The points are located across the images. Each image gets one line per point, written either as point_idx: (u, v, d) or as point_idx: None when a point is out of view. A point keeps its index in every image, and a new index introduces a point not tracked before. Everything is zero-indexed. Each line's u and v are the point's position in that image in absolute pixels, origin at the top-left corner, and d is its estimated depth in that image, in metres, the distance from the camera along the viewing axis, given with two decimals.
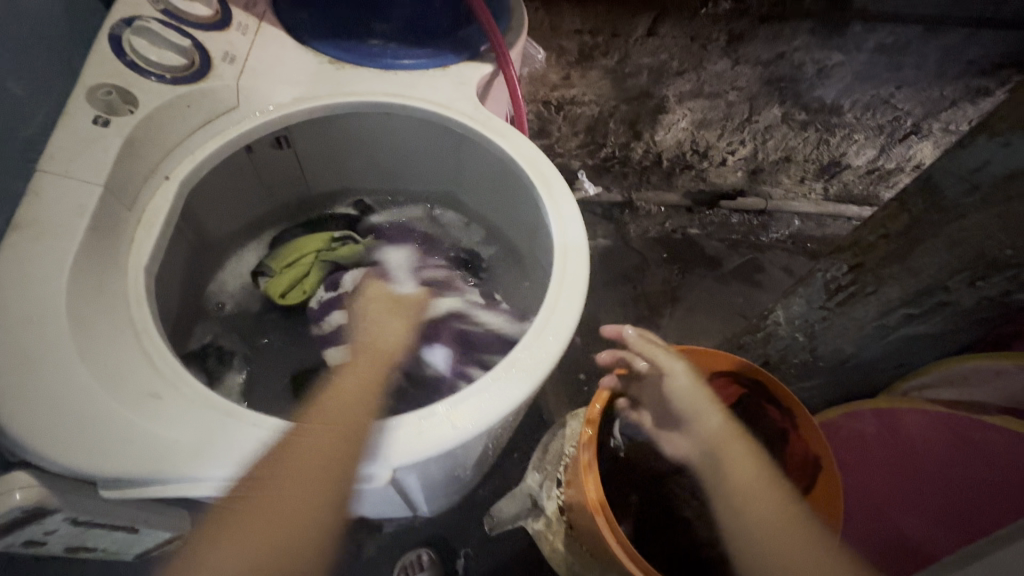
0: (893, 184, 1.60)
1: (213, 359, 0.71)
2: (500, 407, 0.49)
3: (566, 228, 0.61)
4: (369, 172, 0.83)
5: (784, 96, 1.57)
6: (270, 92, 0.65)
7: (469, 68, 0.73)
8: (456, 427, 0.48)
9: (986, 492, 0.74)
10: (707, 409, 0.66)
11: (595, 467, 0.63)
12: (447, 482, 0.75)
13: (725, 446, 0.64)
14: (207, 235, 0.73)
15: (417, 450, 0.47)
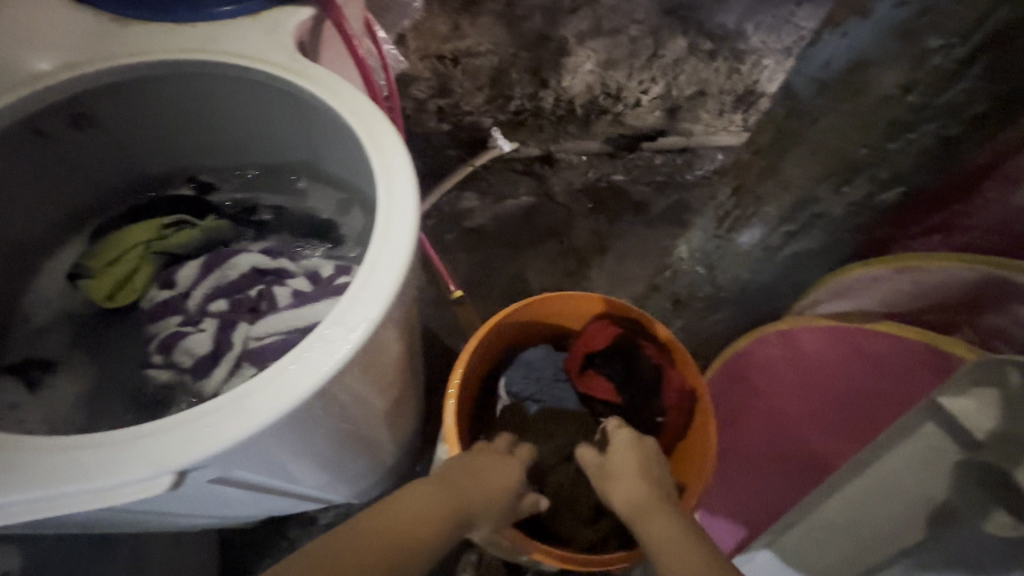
0: (756, 102, 1.43)
1: (36, 372, 0.63)
2: (303, 384, 0.43)
3: (393, 186, 0.54)
4: (207, 147, 0.74)
5: (686, 27, 1.51)
6: (32, 58, 0.57)
7: (285, 13, 0.65)
8: (249, 416, 0.42)
9: (862, 418, 0.73)
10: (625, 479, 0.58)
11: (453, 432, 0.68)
12: (326, 462, 0.70)
13: (643, 515, 0.53)
14: (11, 235, 0.65)
15: (202, 444, 0.40)
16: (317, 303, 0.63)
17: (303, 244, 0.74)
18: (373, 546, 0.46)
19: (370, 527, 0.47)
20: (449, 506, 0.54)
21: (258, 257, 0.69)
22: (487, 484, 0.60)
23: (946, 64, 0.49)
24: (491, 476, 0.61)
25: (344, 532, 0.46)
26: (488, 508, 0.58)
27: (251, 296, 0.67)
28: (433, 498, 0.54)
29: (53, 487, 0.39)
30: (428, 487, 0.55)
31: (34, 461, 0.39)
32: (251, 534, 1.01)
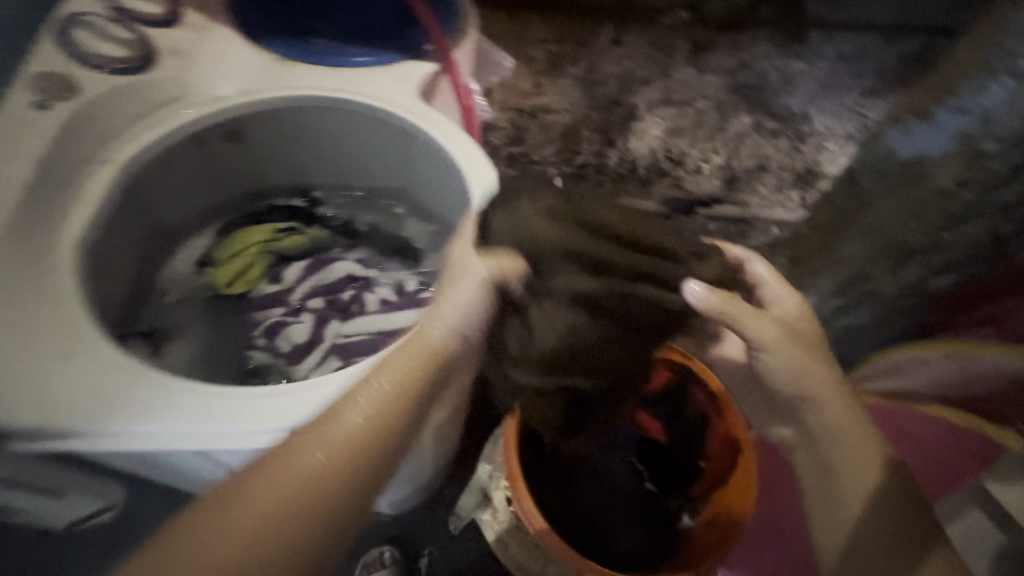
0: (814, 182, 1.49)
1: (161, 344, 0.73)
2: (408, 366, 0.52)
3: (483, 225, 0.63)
4: (325, 167, 0.84)
5: (752, 105, 1.55)
6: (213, 83, 0.67)
7: (412, 66, 0.77)
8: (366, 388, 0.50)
9: None
10: (814, 369, 0.58)
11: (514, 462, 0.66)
12: None
13: (856, 450, 0.57)
14: (158, 222, 0.76)
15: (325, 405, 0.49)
16: (402, 311, 0.76)
17: (391, 262, 0.85)
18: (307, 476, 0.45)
19: (299, 461, 0.45)
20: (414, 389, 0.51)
21: (352, 265, 0.81)
22: (449, 305, 0.55)
23: (1001, 167, 0.54)
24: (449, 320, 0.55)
25: (274, 460, 0.46)
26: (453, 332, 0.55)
27: (345, 297, 0.78)
28: (383, 391, 0.49)
29: (196, 424, 0.47)
30: (381, 377, 0.50)
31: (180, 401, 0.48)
32: None
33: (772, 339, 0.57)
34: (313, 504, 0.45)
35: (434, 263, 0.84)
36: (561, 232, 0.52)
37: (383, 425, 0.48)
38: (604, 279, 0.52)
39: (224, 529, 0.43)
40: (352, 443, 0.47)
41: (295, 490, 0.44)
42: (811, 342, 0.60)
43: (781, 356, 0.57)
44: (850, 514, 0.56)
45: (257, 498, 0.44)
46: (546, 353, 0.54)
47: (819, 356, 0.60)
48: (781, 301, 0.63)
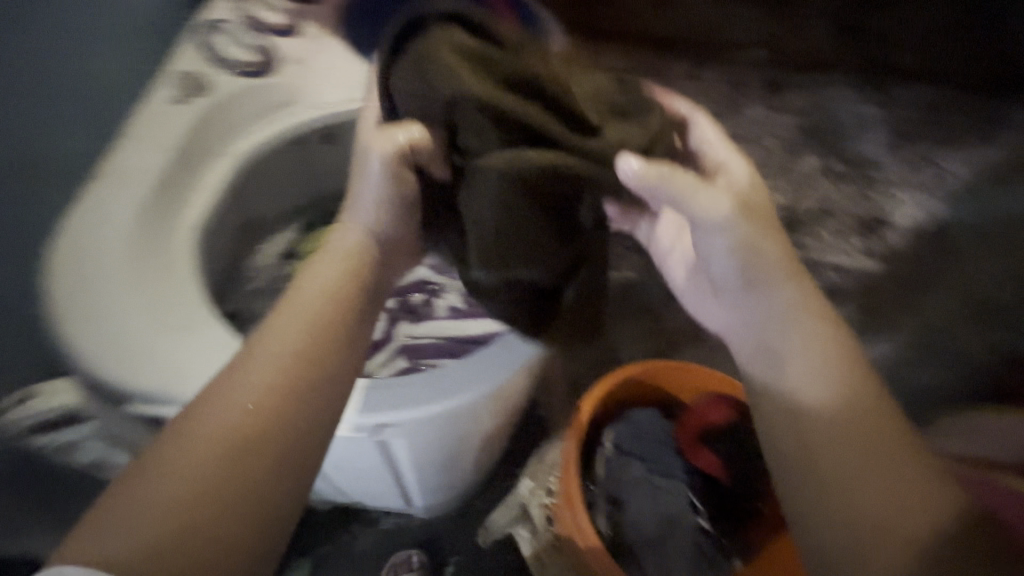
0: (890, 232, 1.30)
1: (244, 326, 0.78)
2: (502, 371, 0.57)
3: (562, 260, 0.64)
4: None
5: (821, 147, 1.41)
6: (324, 91, 0.71)
7: None
8: (464, 384, 0.56)
9: None
10: (807, 301, 0.54)
11: (573, 472, 0.68)
12: (438, 468, 0.79)
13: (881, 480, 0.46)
14: (254, 213, 0.80)
15: (430, 399, 0.55)
16: (473, 320, 0.77)
17: None
18: (220, 436, 0.43)
19: (221, 415, 0.44)
20: (327, 326, 0.51)
21: (426, 270, 0.82)
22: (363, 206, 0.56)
23: None
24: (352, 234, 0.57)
25: (189, 425, 0.43)
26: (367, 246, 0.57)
27: (416, 301, 0.80)
28: (303, 318, 0.50)
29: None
30: (294, 310, 0.51)
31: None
32: (325, 510, 1.10)
33: (727, 202, 0.53)
34: (247, 449, 0.43)
35: None
36: (483, 80, 0.47)
37: (292, 371, 0.47)
38: (538, 149, 0.49)
39: (149, 495, 0.39)
40: (286, 382, 0.47)
41: (218, 451, 0.42)
42: (795, 277, 0.55)
43: (776, 274, 0.54)
44: (876, 492, 0.46)
45: (182, 460, 0.41)
46: (489, 230, 0.52)
47: (809, 296, 0.54)
48: (727, 171, 0.58)
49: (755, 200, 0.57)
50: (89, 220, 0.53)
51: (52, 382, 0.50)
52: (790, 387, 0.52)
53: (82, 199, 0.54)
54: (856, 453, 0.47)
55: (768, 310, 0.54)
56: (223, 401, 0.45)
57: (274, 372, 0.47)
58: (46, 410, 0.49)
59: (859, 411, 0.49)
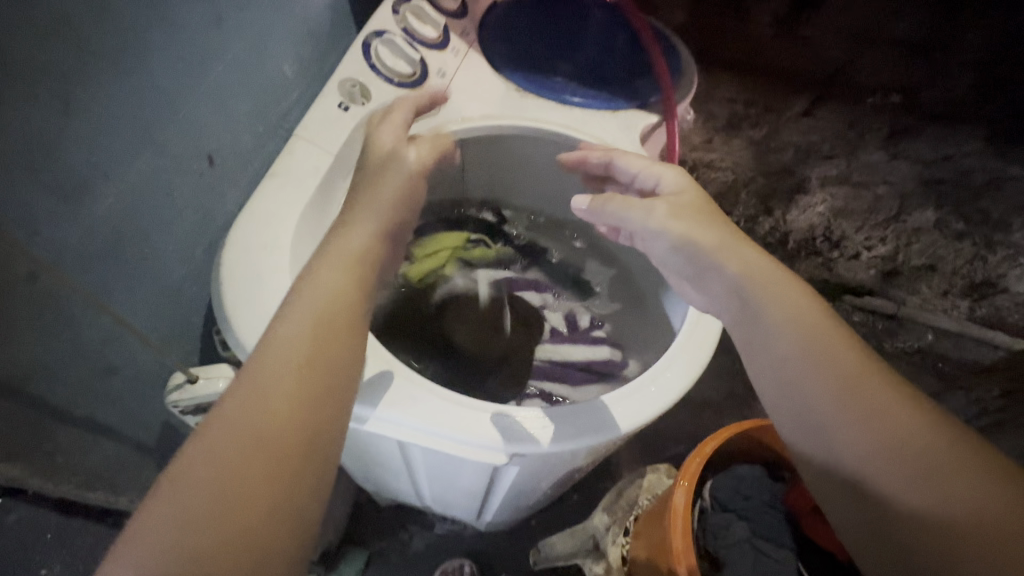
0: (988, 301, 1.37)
1: None
2: (639, 415, 0.55)
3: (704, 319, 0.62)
4: (520, 189, 0.88)
5: (942, 201, 1.28)
6: (466, 105, 0.75)
7: (637, 115, 0.80)
8: (594, 427, 0.54)
9: None
10: (773, 283, 0.52)
11: (682, 522, 0.65)
12: (523, 493, 0.79)
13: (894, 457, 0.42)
14: None
15: (559, 437, 0.53)
16: (577, 345, 0.79)
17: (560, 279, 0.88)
18: (235, 434, 0.37)
19: (248, 413, 0.38)
20: (346, 315, 0.45)
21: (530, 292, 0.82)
22: (371, 200, 0.53)
23: None
24: (361, 233, 0.51)
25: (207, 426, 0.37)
26: (380, 238, 0.52)
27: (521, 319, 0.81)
28: (324, 304, 0.45)
29: (441, 428, 0.53)
30: (313, 295, 0.45)
31: (425, 406, 0.54)
32: (386, 507, 1.12)
33: (657, 208, 0.57)
34: (281, 449, 0.37)
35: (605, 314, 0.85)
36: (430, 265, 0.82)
37: (308, 357, 0.42)
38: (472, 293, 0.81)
39: (178, 506, 0.33)
40: (302, 378, 0.41)
41: (237, 453, 0.36)
42: (767, 278, 0.52)
43: (744, 271, 0.53)
44: (932, 492, 0.40)
45: (196, 466, 0.35)
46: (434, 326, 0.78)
47: (774, 290, 0.51)
48: (661, 176, 0.61)
49: (695, 194, 0.59)
50: (258, 215, 0.55)
51: (212, 366, 0.51)
52: (805, 403, 0.47)
53: (254, 194, 0.57)
54: (891, 459, 0.42)
55: (741, 301, 0.53)
56: (236, 403, 0.38)
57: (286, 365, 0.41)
58: (201, 395, 0.50)
59: (877, 409, 0.44)
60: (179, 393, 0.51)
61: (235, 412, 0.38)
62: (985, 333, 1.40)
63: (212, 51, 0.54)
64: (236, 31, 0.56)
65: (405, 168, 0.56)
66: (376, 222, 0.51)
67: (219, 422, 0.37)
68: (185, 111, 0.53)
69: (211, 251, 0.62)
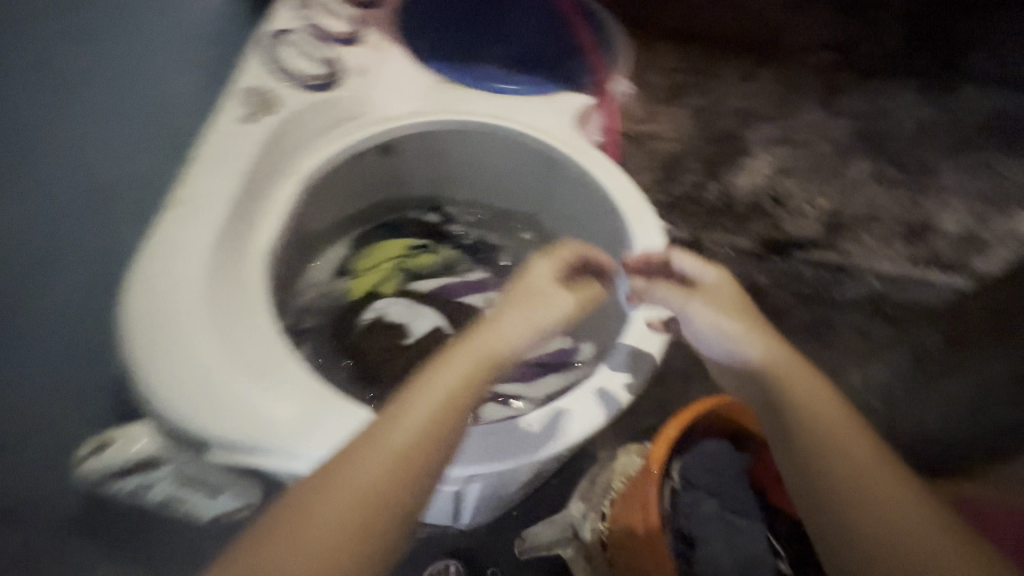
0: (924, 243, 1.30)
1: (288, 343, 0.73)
2: (596, 414, 0.54)
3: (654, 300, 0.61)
4: (461, 183, 0.83)
5: (878, 153, 1.35)
6: (390, 103, 0.70)
7: (568, 97, 0.76)
8: (552, 438, 0.52)
9: None
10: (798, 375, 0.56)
11: (655, 511, 0.64)
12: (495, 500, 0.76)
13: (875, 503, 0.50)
14: (310, 232, 0.75)
15: (513, 454, 0.51)
16: None
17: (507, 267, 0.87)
18: (332, 505, 0.41)
19: (348, 490, 0.42)
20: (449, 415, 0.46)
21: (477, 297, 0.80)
22: (507, 318, 0.52)
23: None
24: (506, 338, 0.51)
25: (320, 486, 0.42)
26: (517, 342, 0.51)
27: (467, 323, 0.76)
28: (433, 402, 0.46)
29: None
30: (428, 391, 0.47)
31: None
32: None
33: (692, 300, 0.60)
34: (373, 518, 0.41)
35: (557, 309, 0.83)
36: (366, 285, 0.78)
37: (406, 447, 0.44)
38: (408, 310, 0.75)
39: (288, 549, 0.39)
40: (405, 461, 0.44)
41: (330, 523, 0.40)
42: (791, 373, 0.56)
43: (768, 360, 0.57)
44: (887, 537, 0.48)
45: (301, 521, 0.40)
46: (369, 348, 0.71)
47: (806, 382, 0.55)
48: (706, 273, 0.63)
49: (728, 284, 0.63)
50: (164, 250, 0.50)
51: (126, 428, 0.47)
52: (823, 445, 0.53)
53: (154, 226, 0.51)
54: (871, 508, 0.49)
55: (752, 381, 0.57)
56: (336, 478, 0.42)
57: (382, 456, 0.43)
58: (116, 460, 0.46)
59: (859, 467, 0.51)
60: (89, 462, 0.47)
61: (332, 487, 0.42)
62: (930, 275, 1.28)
63: (86, 73, 0.48)
64: (115, 47, 0.51)
65: (559, 301, 0.55)
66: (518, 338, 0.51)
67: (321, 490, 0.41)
68: (60, 145, 0.47)
69: (112, 293, 0.55)
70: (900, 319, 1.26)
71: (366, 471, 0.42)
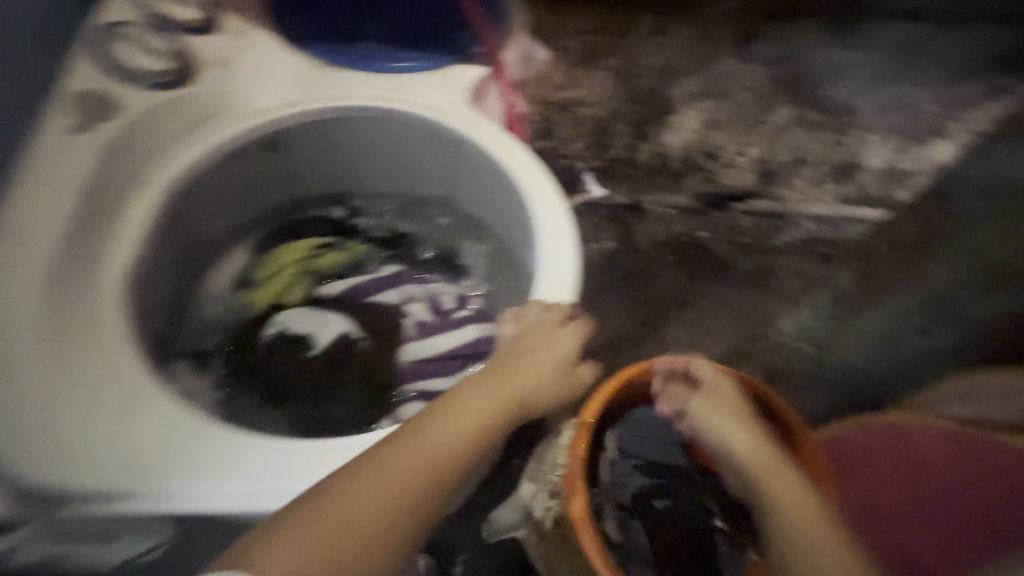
0: (852, 180, 1.26)
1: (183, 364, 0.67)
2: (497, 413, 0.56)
3: (555, 280, 0.58)
4: (365, 175, 0.78)
5: (797, 97, 1.35)
6: (258, 96, 0.64)
7: (460, 70, 0.71)
8: None
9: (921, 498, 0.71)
10: (775, 467, 0.58)
11: (581, 484, 0.62)
12: None
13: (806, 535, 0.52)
14: (197, 236, 0.70)
15: None
16: (442, 336, 0.72)
17: (425, 257, 0.83)
18: (370, 493, 0.44)
19: (389, 483, 0.45)
20: (482, 440, 0.50)
21: (389, 296, 0.76)
22: (541, 366, 0.56)
23: None
24: (538, 386, 0.56)
25: (366, 472, 0.45)
26: (548, 393, 0.56)
27: (380, 325, 0.72)
28: (468, 427, 0.50)
29: (278, 480, 0.46)
30: (465, 415, 0.51)
31: (276, 464, 0.46)
32: None
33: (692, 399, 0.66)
34: (401, 516, 0.44)
35: (476, 304, 0.78)
36: (264, 297, 0.73)
37: (441, 455, 0.48)
38: (311, 317, 0.71)
39: (331, 524, 0.42)
40: (433, 467, 0.47)
41: (365, 511, 0.43)
42: (766, 472, 0.58)
43: (745, 455, 0.60)
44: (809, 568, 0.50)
45: (340, 500, 0.43)
46: (270, 368, 0.66)
47: (780, 472, 0.57)
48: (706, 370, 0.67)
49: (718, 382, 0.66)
50: None
51: None
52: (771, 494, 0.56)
53: None
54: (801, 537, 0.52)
55: (734, 471, 0.61)
56: (373, 472, 0.45)
57: (419, 460, 0.47)
58: None
59: (800, 508, 0.54)
60: None
61: (369, 479, 0.45)
62: (858, 210, 1.22)
63: None
64: None
65: (562, 360, 0.58)
66: (551, 399, 0.56)
67: (361, 475, 0.45)
68: None
69: None
70: (840, 258, 1.18)
71: (398, 473, 0.45)
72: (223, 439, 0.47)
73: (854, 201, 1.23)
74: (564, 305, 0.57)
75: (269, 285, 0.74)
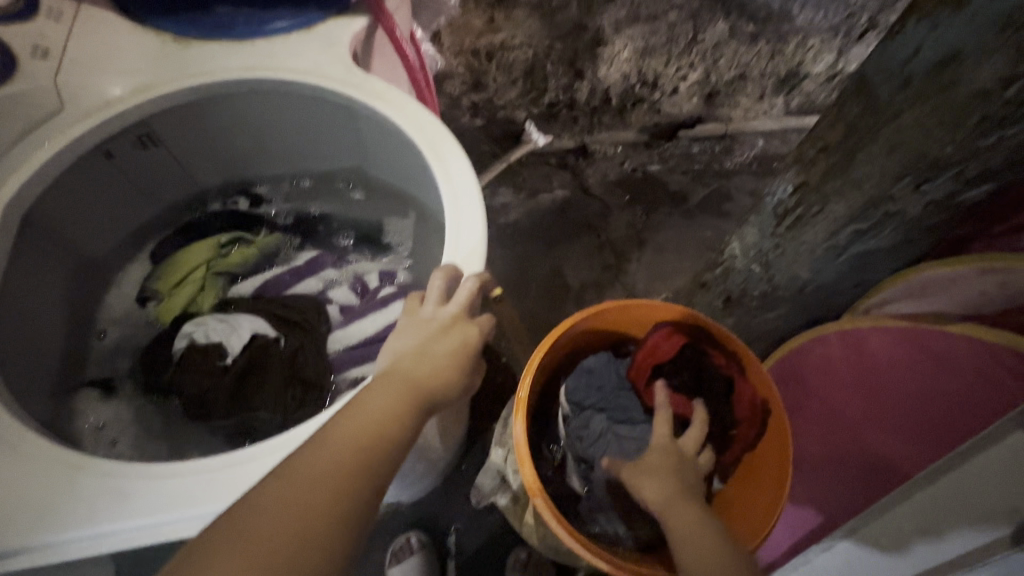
0: (796, 90, 1.22)
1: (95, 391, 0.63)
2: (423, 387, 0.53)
3: (462, 247, 0.54)
4: (261, 155, 0.73)
5: (728, 9, 1.28)
6: (105, 84, 0.57)
7: (338, 25, 0.64)
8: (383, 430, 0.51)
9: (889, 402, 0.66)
10: (681, 512, 0.50)
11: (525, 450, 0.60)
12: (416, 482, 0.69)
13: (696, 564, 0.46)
14: (86, 255, 0.66)
15: None
16: (368, 318, 0.67)
17: (343, 238, 0.78)
18: (283, 505, 0.36)
19: (303, 490, 0.37)
20: (390, 430, 0.43)
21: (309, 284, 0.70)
22: (442, 349, 0.49)
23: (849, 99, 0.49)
24: (442, 364, 0.48)
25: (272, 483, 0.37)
26: (451, 379, 0.48)
27: (302, 317, 0.66)
28: (375, 417, 0.43)
29: (167, 511, 0.42)
30: (364, 408, 0.43)
31: (168, 489, 0.43)
32: None
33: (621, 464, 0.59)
34: (325, 520, 0.36)
35: (403, 277, 0.74)
36: (173, 308, 0.67)
37: (354, 450, 0.40)
38: (221, 322, 0.63)
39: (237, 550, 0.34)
40: (344, 465, 0.39)
41: (284, 524, 0.35)
42: (670, 506, 0.51)
43: (657, 505, 0.52)
44: None
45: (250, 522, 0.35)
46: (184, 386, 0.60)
47: (686, 512, 0.50)
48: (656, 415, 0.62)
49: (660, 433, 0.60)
50: None
51: None
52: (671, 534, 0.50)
53: None
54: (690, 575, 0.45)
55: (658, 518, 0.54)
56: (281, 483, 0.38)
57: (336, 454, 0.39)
58: None
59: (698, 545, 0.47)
60: None
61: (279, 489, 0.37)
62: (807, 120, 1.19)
63: None
64: None
65: (470, 343, 0.50)
66: (454, 382, 0.49)
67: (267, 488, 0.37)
68: None
69: None
70: None
71: (313, 474, 0.38)
72: (103, 473, 0.43)
73: (799, 111, 1.20)
74: (476, 277, 0.52)
75: (176, 293, 0.68)
